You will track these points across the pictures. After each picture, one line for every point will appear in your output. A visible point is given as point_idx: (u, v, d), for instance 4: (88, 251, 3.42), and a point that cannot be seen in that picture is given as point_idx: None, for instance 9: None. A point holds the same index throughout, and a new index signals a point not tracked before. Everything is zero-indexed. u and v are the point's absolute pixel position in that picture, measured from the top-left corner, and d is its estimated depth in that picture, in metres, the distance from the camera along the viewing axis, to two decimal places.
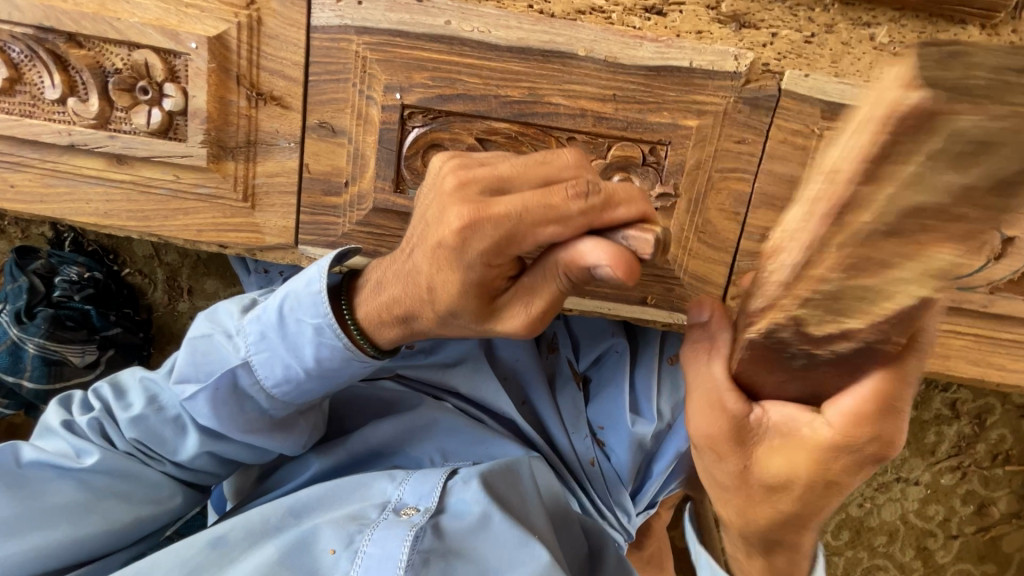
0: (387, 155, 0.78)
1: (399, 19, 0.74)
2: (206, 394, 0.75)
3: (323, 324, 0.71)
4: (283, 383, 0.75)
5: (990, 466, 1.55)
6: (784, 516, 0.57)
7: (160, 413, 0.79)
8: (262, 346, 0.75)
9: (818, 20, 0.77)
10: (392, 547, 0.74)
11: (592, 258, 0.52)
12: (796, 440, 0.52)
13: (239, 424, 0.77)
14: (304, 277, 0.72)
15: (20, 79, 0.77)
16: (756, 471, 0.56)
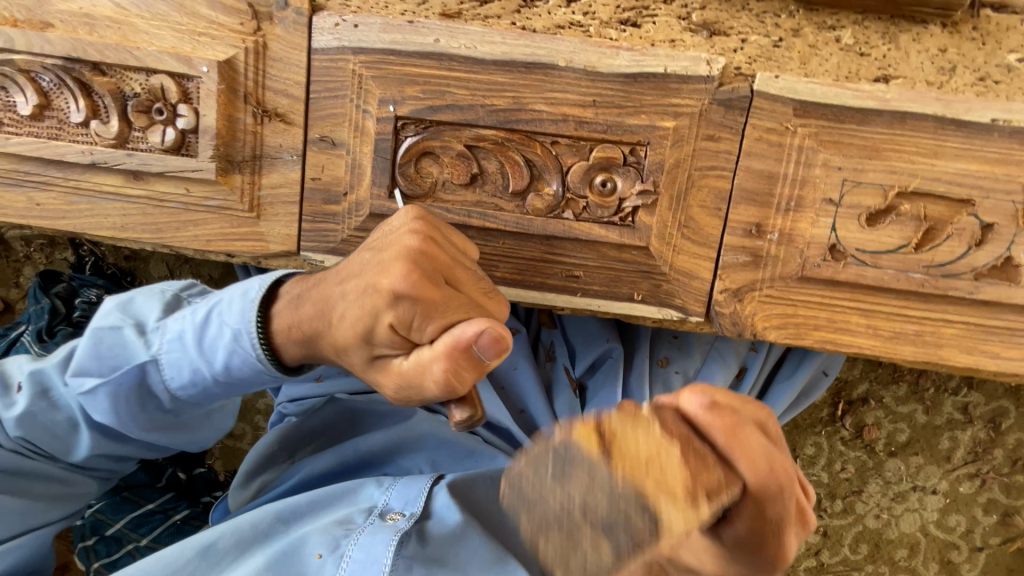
0: (382, 163, 0.83)
1: (391, 39, 0.80)
2: (106, 388, 0.75)
3: (242, 331, 0.72)
4: (190, 386, 0.76)
5: (1010, 473, 1.50)
6: None
7: (55, 406, 0.79)
8: (175, 347, 0.75)
9: (784, 25, 0.81)
10: (378, 551, 0.77)
11: (469, 332, 0.58)
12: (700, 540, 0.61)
13: (141, 423, 0.78)
14: (241, 286, 0.74)
15: (49, 105, 0.84)
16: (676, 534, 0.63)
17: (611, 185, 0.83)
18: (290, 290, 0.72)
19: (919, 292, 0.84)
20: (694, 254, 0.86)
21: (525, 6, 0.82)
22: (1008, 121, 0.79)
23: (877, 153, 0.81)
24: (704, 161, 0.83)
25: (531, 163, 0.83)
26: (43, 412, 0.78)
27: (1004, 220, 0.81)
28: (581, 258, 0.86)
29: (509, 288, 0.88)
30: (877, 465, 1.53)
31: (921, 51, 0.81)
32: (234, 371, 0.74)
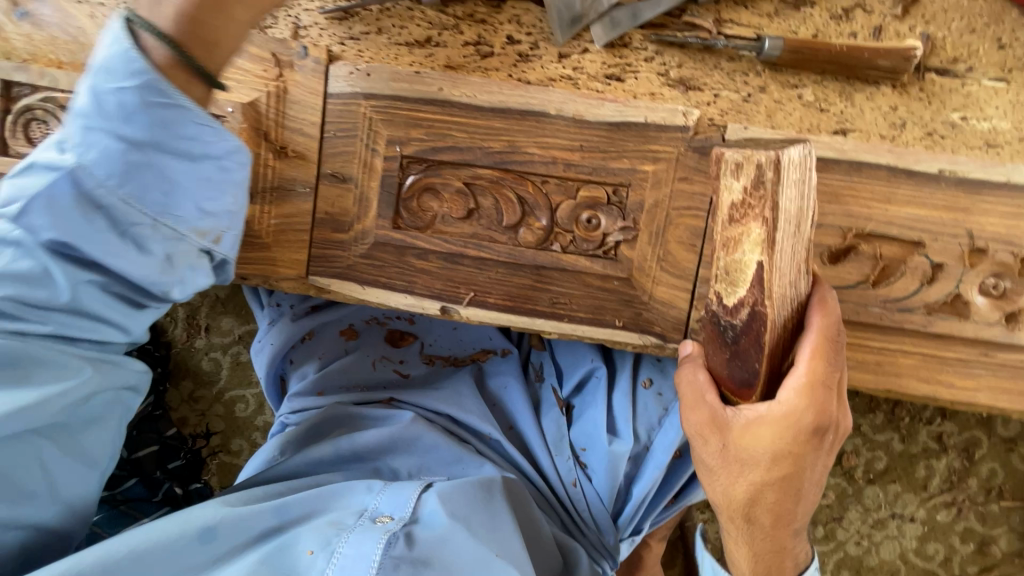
0: (388, 198, 0.92)
1: (400, 87, 0.90)
2: (44, 205, 0.69)
3: (130, 83, 0.67)
4: (121, 181, 0.70)
5: (985, 502, 1.55)
6: (762, 493, 0.80)
7: (8, 258, 0.70)
8: (86, 145, 0.69)
9: (753, 83, 0.90)
10: (367, 549, 0.82)
11: None
12: (763, 418, 0.75)
13: (114, 243, 0.71)
14: (102, 49, 0.69)
15: None
16: (733, 447, 0.78)
17: (595, 221, 0.91)
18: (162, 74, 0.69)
19: (878, 324, 0.92)
20: (671, 285, 0.93)
21: (521, 60, 0.91)
22: (953, 172, 0.88)
23: (836, 198, 0.89)
24: (681, 202, 0.91)
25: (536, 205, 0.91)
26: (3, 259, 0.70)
27: (953, 261, 0.89)
28: (567, 287, 0.94)
29: (501, 313, 0.95)
30: (857, 492, 1.58)
31: (874, 108, 0.90)
32: (170, 125, 0.70)
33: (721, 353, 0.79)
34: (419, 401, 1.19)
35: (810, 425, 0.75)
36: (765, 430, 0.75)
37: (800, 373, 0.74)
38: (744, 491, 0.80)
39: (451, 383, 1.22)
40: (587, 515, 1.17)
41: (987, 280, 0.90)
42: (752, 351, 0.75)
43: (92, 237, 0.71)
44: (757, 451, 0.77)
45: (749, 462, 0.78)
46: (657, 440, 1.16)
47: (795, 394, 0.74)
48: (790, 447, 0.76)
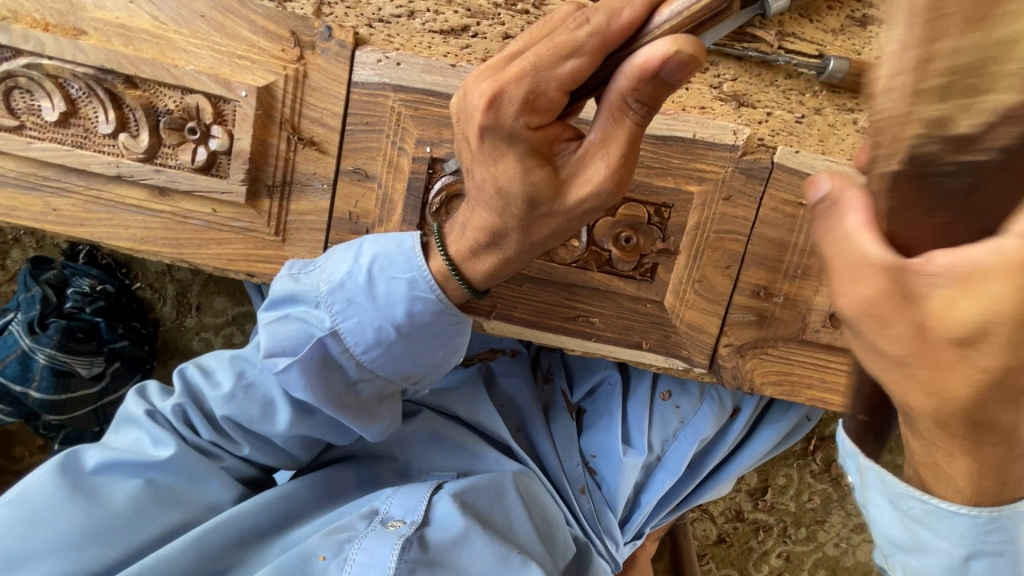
0: (413, 202, 0.84)
1: (433, 80, 0.82)
2: (299, 366, 0.78)
3: (416, 278, 0.76)
4: (374, 348, 0.78)
5: None
6: (997, 377, 0.38)
7: (247, 390, 0.85)
8: (348, 313, 0.77)
9: (808, 103, 0.85)
10: (382, 554, 0.82)
11: (658, 55, 0.53)
12: (977, 268, 0.34)
13: (331, 397, 0.80)
14: (395, 240, 0.78)
15: (75, 113, 0.82)
16: (933, 324, 0.36)
17: (632, 241, 0.86)
18: (453, 237, 0.77)
19: None
20: (704, 309, 0.89)
21: None
22: None
23: None
24: (722, 225, 0.86)
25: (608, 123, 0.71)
26: (237, 394, 0.84)
27: None
28: (596, 306, 0.90)
29: (527, 327, 0.91)
30: (841, 497, 1.62)
31: None
32: (430, 324, 0.77)
33: (939, 219, 0.36)
34: (428, 400, 1.16)
35: (970, 238, 0.36)
36: (1002, 283, 0.34)
37: None
38: (954, 387, 0.38)
39: (459, 383, 1.18)
40: (595, 519, 1.17)
41: None
42: (1001, 195, 0.34)
43: (312, 395, 0.79)
44: (962, 323, 0.36)
45: (981, 342, 0.36)
46: (670, 452, 1.16)
47: None
48: None
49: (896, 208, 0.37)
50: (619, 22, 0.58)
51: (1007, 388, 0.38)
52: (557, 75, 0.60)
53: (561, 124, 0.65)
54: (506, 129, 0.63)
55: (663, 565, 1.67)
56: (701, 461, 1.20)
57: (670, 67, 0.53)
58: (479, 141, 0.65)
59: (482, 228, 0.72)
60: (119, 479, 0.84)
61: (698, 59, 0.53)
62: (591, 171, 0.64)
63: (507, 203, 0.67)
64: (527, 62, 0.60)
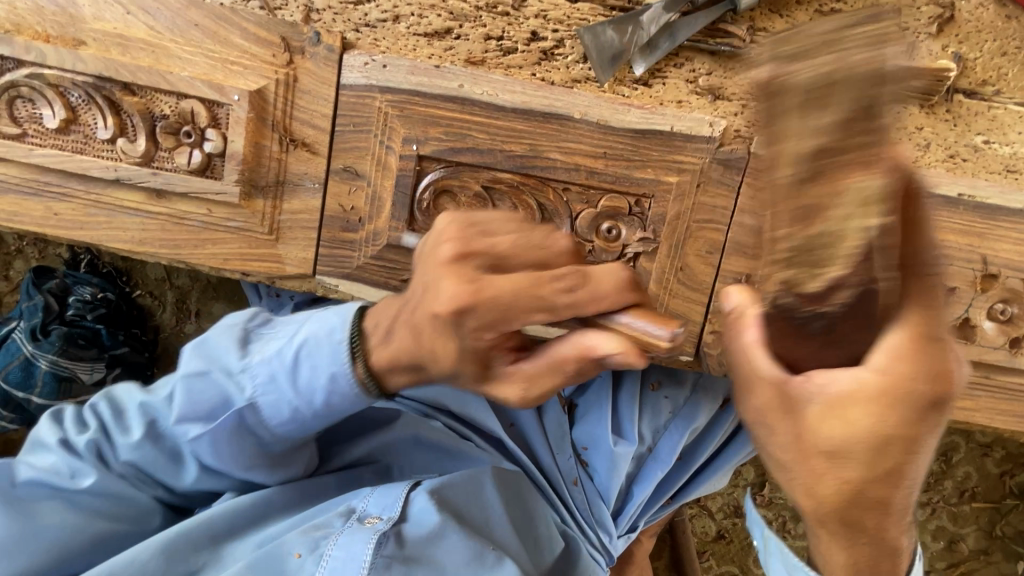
0: (401, 199, 0.87)
1: (418, 81, 0.85)
2: (210, 434, 0.79)
3: (338, 372, 0.73)
4: (289, 423, 0.79)
5: (959, 503, 1.61)
6: (865, 493, 0.50)
7: (164, 445, 0.84)
8: (269, 389, 0.77)
9: None
10: (357, 549, 0.84)
11: (601, 350, 0.56)
12: (841, 399, 0.47)
13: (245, 462, 0.83)
14: (326, 325, 0.74)
15: (75, 120, 0.85)
16: (809, 437, 0.49)
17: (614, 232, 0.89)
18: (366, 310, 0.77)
19: None
20: (687, 298, 0.91)
21: (544, 59, 0.87)
22: (972, 196, 0.88)
23: None
24: (702, 215, 0.88)
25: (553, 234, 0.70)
26: (150, 447, 0.83)
27: (964, 285, 0.90)
28: None
29: None
30: None
31: (900, 127, 0.89)
32: (342, 418, 0.79)
33: (811, 346, 0.49)
34: (420, 396, 1.18)
35: (929, 398, 0.46)
36: (859, 408, 0.47)
37: (898, 331, 0.46)
38: (834, 484, 0.50)
39: (450, 378, 1.20)
40: (588, 512, 1.19)
41: (996, 305, 0.90)
42: (855, 333, 0.47)
43: (231, 468, 0.83)
44: (836, 442, 0.48)
45: (844, 455, 0.48)
46: (661, 442, 1.18)
47: (891, 353, 0.46)
48: (904, 431, 0.47)
49: (777, 334, 0.50)
50: (594, 308, 0.56)
51: (864, 497, 0.51)
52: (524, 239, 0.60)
53: (511, 332, 0.60)
54: (464, 361, 0.59)
55: (663, 562, 1.67)
56: (693, 452, 1.22)
57: (615, 365, 0.56)
58: (431, 276, 0.58)
59: (407, 346, 0.65)
60: (41, 501, 0.82)
61: (637, 367, 0.56)
62: (509, 382, 0.60)
63: (429, 347, 0.61)
64: (508, 307, 0.55)
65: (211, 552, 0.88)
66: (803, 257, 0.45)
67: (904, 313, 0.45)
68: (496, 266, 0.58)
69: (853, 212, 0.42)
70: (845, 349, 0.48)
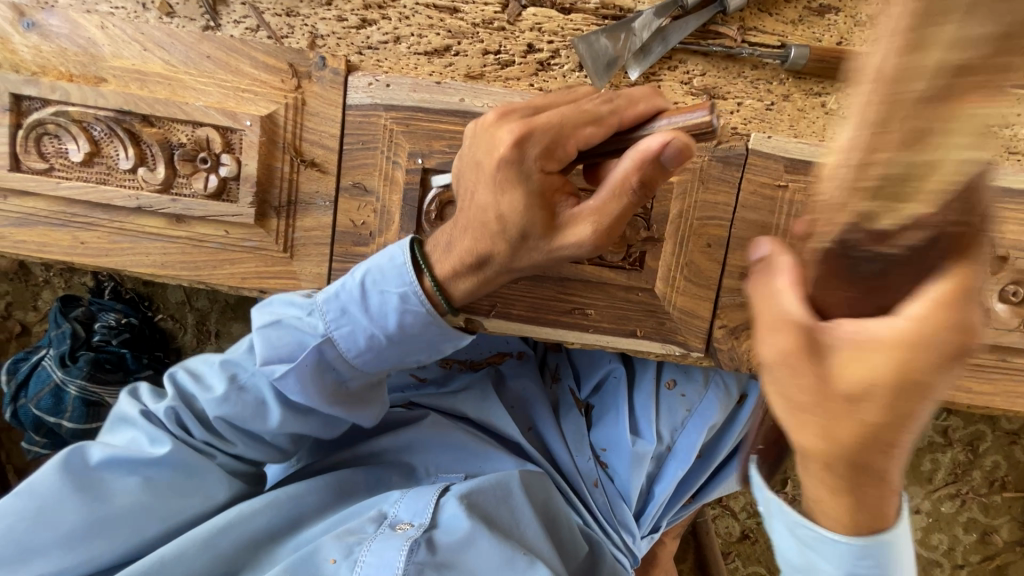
0: (410, 211, 0.90)
1: (420, 97, 0.88)
2: (295, 372, 0.81)
3: (407, 292, 0.78)
4: (366, 353, 0.82)
5: (989, 493, 1.60)
6: (882, 440, 0.47)
7: (238, 390, 0.87)
8: (342, 322, 0.81)
9: (777, 91, 0.89)
10: (391, 556, 0.87)
11: (656, 143, 0.64)
12: (873, 341, 0.46)
13: (325, 399, 0.84)
14: (386, 253, 0.80)
15: (99, 153, 0.90)
16: (832, 378, 0.47)
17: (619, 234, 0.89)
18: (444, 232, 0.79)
19: None
20: (694, 294, 0.93)
21: (541, 69, 0.90)
22: None
23: None
24: (705, 212, 0.90)
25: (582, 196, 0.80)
26: (233, 399, 0.86)
27: None
28: (591, 298, 0.94)
29: (525, 324, 0.95)
30: None
31: None
32: (418, 321, 0.80)
33: (849, 293, 0.49)
34: (438, 405, 1.22)
35: (951, 348, 0.44)
36: (883, 354, 0.45)
37: (942, 279, 0.45)
38: (849, 431, 0.47)
39: (467, 387, 1.24)
40: (611, 514, 1.18)
41: (1009, 287, 0.90)
42: (904, 277, 0.46)
43: (315, 401, 0.83)
44: (851, 384, 0.46)
45: (865, 399, 0.46)
46: (679, 441, 1.18)
47: (929, 302, 0.45)
48: (918, 372, 0.45)
49: (821, 276, 0.49)
50: (633, 109, 0.71)
51: (871, 468, 0.49)
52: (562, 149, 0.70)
53: (563, 180, 0.73)
54: (516, 177, 0.70)
55: (689, 564, 1.66)
56: (711, 450, 1.22)
57: (670, 152, 0.63)
58: (494, 173, 0.70)
59: (473, 243, 0.75)
60: (120, 475, 0.86)
61: (689, 150, 0.63)
62: (574, 225, 0.71)
63: (500, 230, 0.72)
64: (584, 107, 0.71)
65: (248, 556, 0.91)
66: (885, 190, 0.43)
67: (952, 263, 0.44)
68: (551, 141, 0.69)
69: (965, 142, 0.40)
70: (882, 298, 0.48)
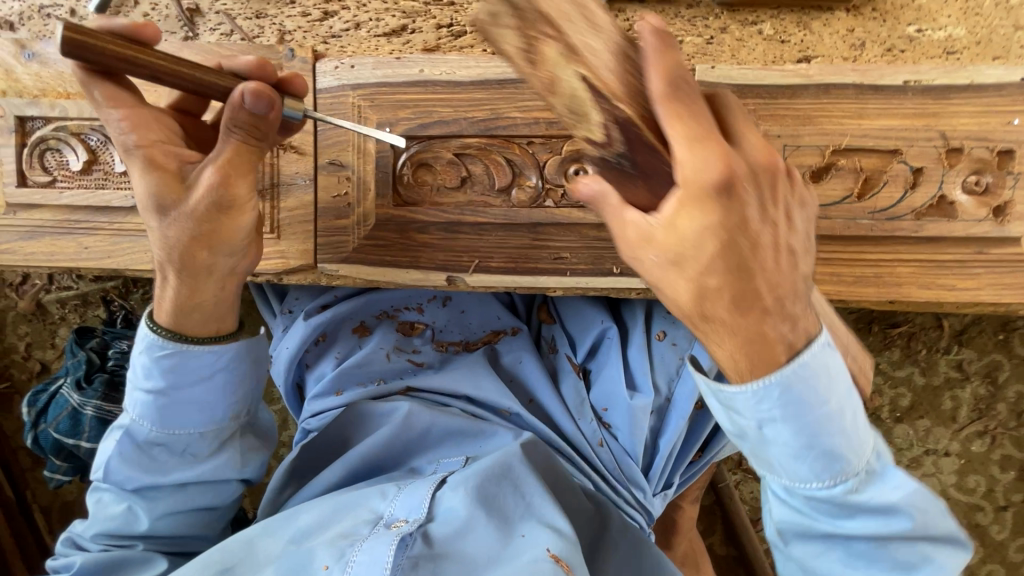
0: (384, 177, 0.96)
1: (383, 73, 0.95)
2: (119, 459, 0.89)
3: (147, 349, 0.85)
4: (163, 415, 0.88)
5: (1018, 426, 1.55)
6: (730, 288, 0.68)
7: (100, 505, 0.93)
8: (135, 405, 0.88)
9: (713, 25, 0.96)
10: (379, 551, 0.89)
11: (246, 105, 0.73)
12: (665, 215, 0.67)
13: (164, 469, 0.91)
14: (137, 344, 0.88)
15: (96, 160, 0.98)
16: (662, 245, 0.68)
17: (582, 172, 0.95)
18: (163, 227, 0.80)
19: (868, 236, 0.95)
20: None
21: None
22: (918, 81, 0.91)
23: (810, 120, 0.93)
24: None
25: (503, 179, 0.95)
26: (100, 511, 0.92)
27: (931, 163, 0.93)
28: (564, 242, 0.97)
29: (506, 275, 0.98)
30: (886, 432, 1.59)
31: (832, 33, 0.95)
32: (180, 366, 0.86)
33: (637, 185, 0.72)
34: (435, 387, 1.26)
35: (721, 178, 0.65)
36: (685, 213, 0.66)
37: (675, 141, 0.66)
38: (687, 285, 0.68)
39: (462, 367, 1.28)
40: (619, 471, 1.20)
41: (969, 178, 0.93)
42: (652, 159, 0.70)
43: (140, 478, 0.89)
44: (673, 249, 0.67)
45: (683, 261, 0.67)
46: (678, 391, 1.20)
47: (681, 151, 0.65)
48: (716, 215, 0.66)
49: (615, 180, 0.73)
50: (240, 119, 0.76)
51: (741, 286, 0.68)
52: (141, 112, 0.80)
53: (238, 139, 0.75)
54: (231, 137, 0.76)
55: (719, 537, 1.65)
56: (712, 399, 1.24)
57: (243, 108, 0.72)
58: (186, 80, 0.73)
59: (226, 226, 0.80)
60: None
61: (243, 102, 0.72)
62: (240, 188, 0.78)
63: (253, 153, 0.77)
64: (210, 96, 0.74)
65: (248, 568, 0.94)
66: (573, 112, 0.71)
67: (675, 128, 0.66)
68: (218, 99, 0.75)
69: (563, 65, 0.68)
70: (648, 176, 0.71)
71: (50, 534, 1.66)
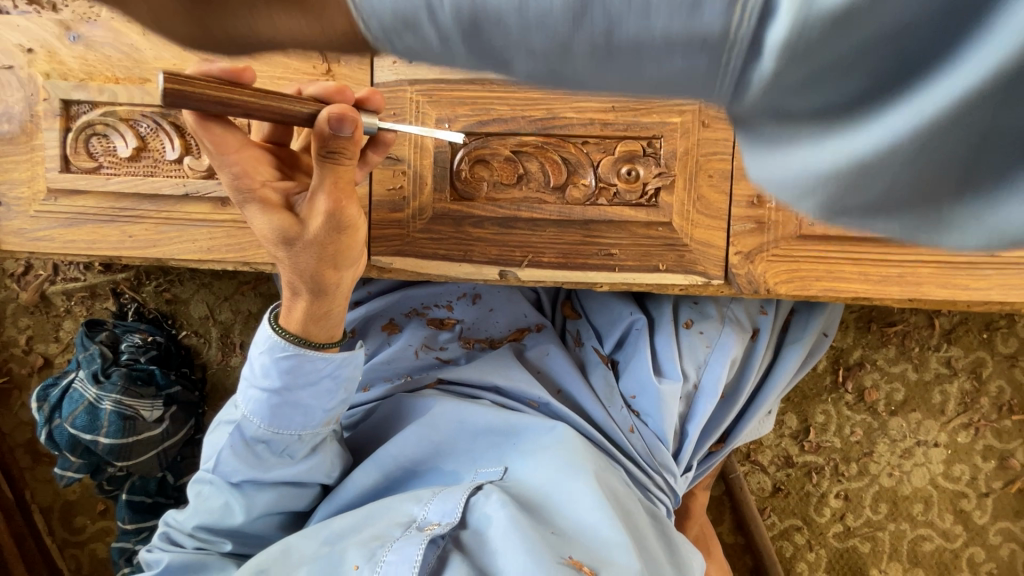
0: (442, 172, 0.99)
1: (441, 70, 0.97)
2: (229, 453, 0.93)
3: (267, 349, 0.88)
4: (273, 416, 0.91)
5: (998, 418, 1.66)
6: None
7: (201, 497, 0.98)
8: (249, 401, 0.92)
9: None
10: (409, 551, 0.91)
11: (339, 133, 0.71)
12: None
13: (266, 467, 0.95)
14: (255, 342, 0.91)
15: (146, 147, 0.96)
16: None
17: (634, 172, 0.99)
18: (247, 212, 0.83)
19: None
20: (709, 225, 1.00)
21: None
22: None
23: None
24: (708, 148, 0.99)
25: (552, 180, 0.99)
26: (200, 505, 0.98)
27: None
28: (615, 239, 1.01)
29: (557, 270, 1.01)
30: (882, 424, 1.68)
31: None
32: (300, 368, 0.89)
33: None
34: (466, 377, 1.26)
35: None
36: None
37: None
38: None
39: (492, 357, 1.29)
40: (650, 456, 1.25)
41: None
42: None
43: (245, 473, 0.94)
44: None
45: None
46: (705, 377, 1.26)
47: None
48: None
49: None
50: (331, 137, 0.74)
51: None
52: (249, 155, 0.81)
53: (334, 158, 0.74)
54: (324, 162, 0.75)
55: (727, 525, 1.73)
56: (735, 388, 1.30)
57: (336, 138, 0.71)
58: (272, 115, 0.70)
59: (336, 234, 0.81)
60: None
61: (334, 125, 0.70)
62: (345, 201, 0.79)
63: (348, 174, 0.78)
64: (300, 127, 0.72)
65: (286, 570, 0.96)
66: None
67: None
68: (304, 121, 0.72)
69: None
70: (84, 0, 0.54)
71: (49, 535, 1.60)
